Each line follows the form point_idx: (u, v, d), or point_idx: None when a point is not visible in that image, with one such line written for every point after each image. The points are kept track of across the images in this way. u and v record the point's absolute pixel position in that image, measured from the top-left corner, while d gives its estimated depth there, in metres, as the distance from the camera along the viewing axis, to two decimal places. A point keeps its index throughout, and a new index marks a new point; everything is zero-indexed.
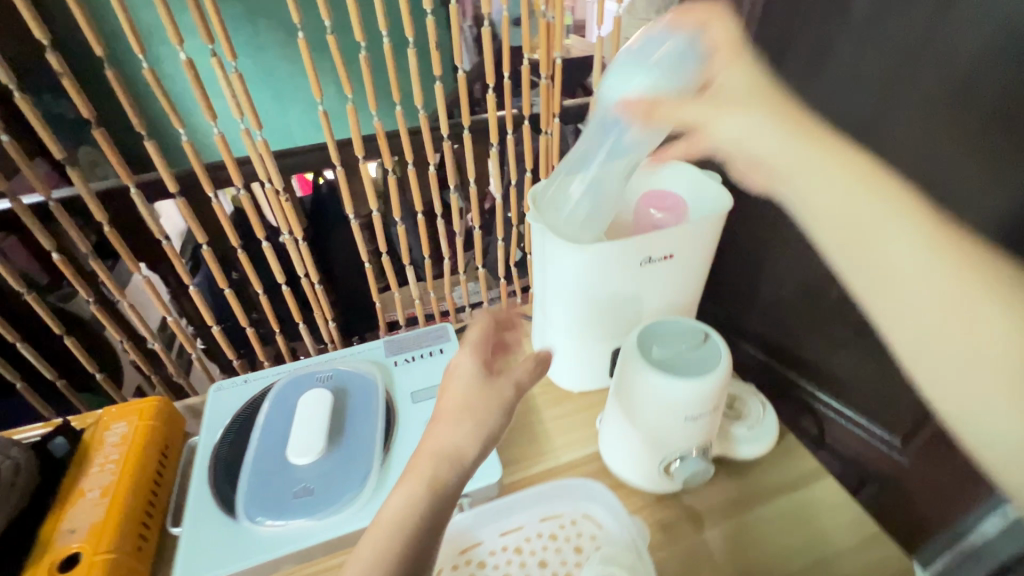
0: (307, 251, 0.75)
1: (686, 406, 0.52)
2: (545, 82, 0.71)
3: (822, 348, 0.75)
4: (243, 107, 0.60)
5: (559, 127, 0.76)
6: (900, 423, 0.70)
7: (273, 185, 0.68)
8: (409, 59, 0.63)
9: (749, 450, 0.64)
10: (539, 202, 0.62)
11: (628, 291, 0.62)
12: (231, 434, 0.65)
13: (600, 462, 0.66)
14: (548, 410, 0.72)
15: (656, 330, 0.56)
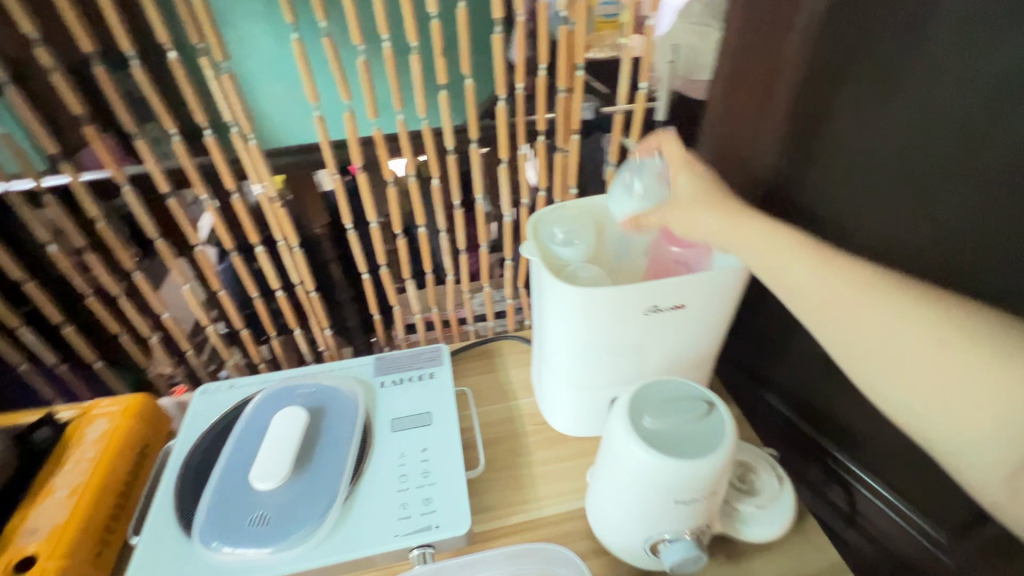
0: (301, 257, 0.74)
1: (676, 490, 0.45)
2: (563, 96, 0.65)
3: (858, 414, 0.65)
4: (236, 110, 0.59)
5: (578, 146, 0.69)
6: (948, 516, 0.60)
7: (266, 191, 0.67)
8: (412, 65, 0.58)
9: (757, 532, 0.56)
10: (538, 234, 0.57)
11: (631, 340, 0.55)
12: (204, 445, 0.63)
13: (585, 522, 0.60)
14: (537, 453, 0.67)
15: (653, 392, 0.49)
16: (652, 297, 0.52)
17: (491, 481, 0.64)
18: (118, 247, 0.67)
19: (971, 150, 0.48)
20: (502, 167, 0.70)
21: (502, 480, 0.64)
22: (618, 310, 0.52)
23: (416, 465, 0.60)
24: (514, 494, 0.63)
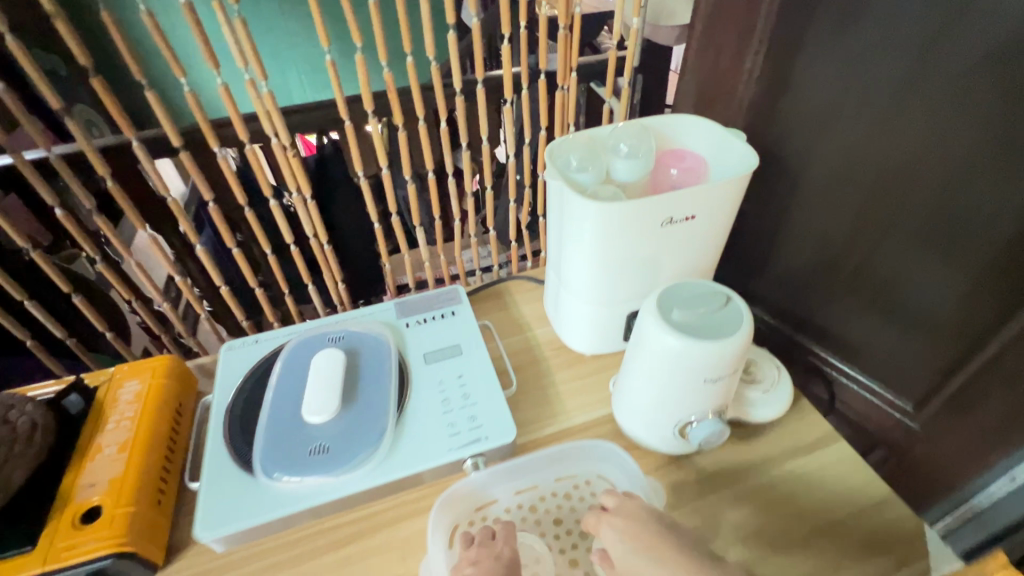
0: (315, 210, 0.74)
1: (704, 369, 0.52)
2: (564, 33, 0.68)
3: (838, 314, 0.73)
4: (248, 57, 0.58)
5: (576, 84, 0.73)
6: (912, 389, 0.70)
7: (280, 141, 0.66)
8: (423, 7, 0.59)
9: (764, 414, 0.64)
10: (558, 162, 0.60)
11: (648, 253, 0.61)
12: (245, 393, 0.65)
13: (613, 424, 0.66)
14: (560, 374, 0.72)
15: (678, 290, 0.55)
16: (667, 211, 0.57)
17: (522, 401, 0.70)
18: (131, 208, 0.68)
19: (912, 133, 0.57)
20: (506, 108, 0.75)
21: (532, 400, 0.70)
22: (638, 224, 0.58)
23: (456, 389, 0.65)
24: (545, 409, 0.69)
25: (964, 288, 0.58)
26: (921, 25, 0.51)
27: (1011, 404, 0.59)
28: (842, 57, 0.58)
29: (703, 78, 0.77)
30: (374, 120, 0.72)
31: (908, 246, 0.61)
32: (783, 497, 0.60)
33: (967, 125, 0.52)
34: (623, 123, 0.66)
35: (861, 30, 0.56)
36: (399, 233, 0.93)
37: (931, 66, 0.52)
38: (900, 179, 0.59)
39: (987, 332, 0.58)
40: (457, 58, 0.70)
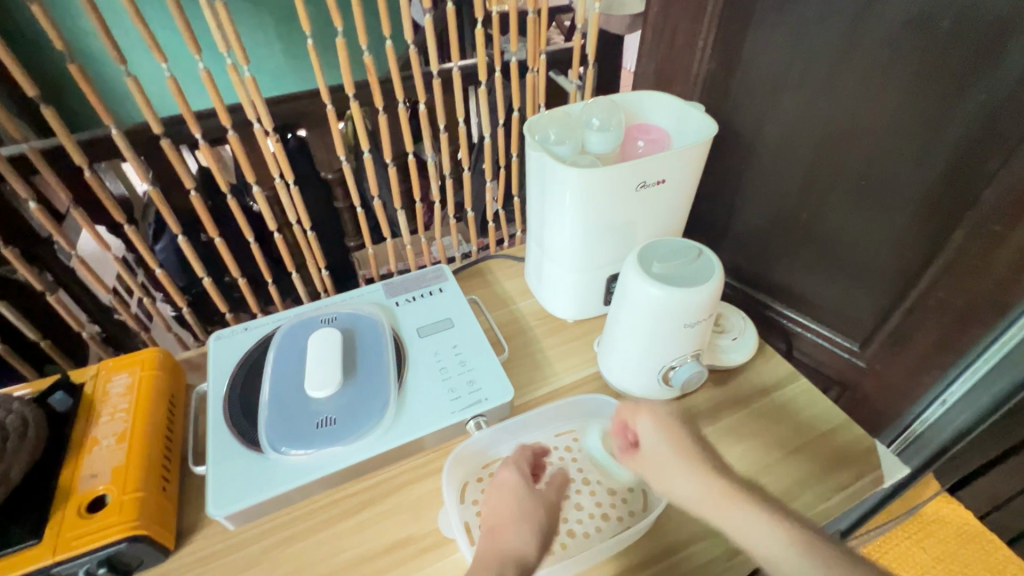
0: (299, 196, 0.75)
1: (685, 314, 0.57)
2: (534, 17, 0.72)
3: (791, 270, 0.81)
4: (231, 42, 0.59)
5: (546, 66, 0.78)
6: (858, 330, 0.79)
7: (262, 126, 0.68)
8: None
9: (734, 358, 0.71)
10: (537, 134, 0.65)
11: (624, 217, 0.66)
12: (242, 378, 0.65)
13: (601, 381, 0.71)
14: (547, 340, 0.77)
15: (656, 248, 0.60)
16: (642, 175, 0.62)
17: (514, 368, 0.73)
18: (109, 198, 0.67)
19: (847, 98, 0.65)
20: (482, 91, 0.78)
21: (523, 366, 0.74)
22: (615, 189, 0.63)
23: (452, 358, 0.68)
24: (536, 373, 0.73)
25: (897, 233, 0.67)
26: (848, 3, 0.59)
27: (939, 330, 0.68)
28: (784, 33, 0.66)
29: (660, 59, 0.83)
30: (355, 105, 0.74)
31: (850, 199, 0.69)
32: (759, 430, 0.66)
33: (893, 88, 0.60)
34: (594, 99, 0.70)
35: (801, 7, 0.63)
36: (365, 225, 0.93)
37: (861, 36, 0.60)
38: (838, 139, 0.67)
39: (919, 269, 0.68)
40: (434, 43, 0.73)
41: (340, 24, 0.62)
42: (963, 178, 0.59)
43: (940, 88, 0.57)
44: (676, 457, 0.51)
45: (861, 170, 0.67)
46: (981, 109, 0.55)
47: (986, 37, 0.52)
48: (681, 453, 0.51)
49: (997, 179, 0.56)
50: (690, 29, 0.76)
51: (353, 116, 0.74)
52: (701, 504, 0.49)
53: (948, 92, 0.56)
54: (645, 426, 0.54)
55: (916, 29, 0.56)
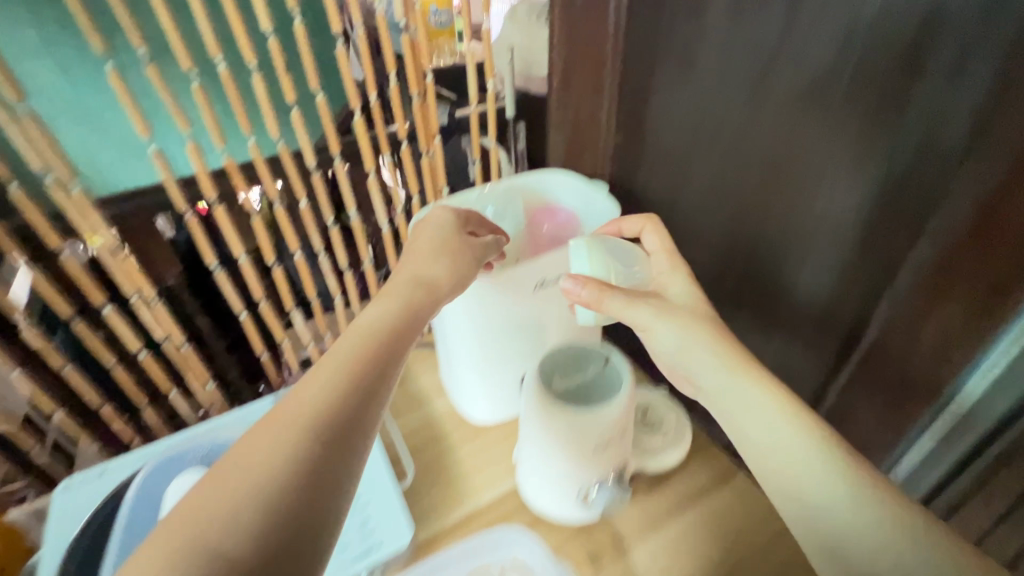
0: (167, 311, 0.65)
1: (594, 438, 0.50)
2: (418, 101, 0.66)
3: (738, 331, 0.75)
4: (50, 157, 0.51)
5: (442, 146, 0.71)
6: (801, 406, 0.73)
7: (106, 241, 0.58)
8: (257, 87, 0.55)
9: (667, 458, 0.64)
10: (423, 232, 0.58)
11: (529, 316, 0.60)
12: (88, 540, 0.56)
13: (520, 497, 0.63)
14: (464, 446, 0.68)
15: (559, 358, 0.54)
16: (539, 273, 0.57)
17: (423, 488, 0.64)
18: None
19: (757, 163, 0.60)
20: (371, 181, 0.70)
21: (433, 484, 0.65)
22: (512, 289, 0.57)
23: None
24: (450, 492, 0.64)
25: (824, 302, 0.62)
26: (743, 76, 0.56)
27: (880, 408, 0.62)
28: (686, 105, 0.63)
29: (571, 129, 0.78)
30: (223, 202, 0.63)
31: (777, 266, 0.65)
32: (702, 543, 0.59)
33: (806, 158, 0.56)
34: (490, 185, 0.65)
35: (698, 78, 0.60)
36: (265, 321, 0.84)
37: (759, 107, 0.57)
38: (754, 206, 0.63)
39: (855, 325, 0.61)
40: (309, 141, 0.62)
41: (185, 126, 0.54)
42: (880, 246, 0.55)
43: (849, 152, 0.53)
44: (675, 320, 0.54)
45: (775, 242, 0.63)
46: (890, 172, 0.51)
47: (883, 103, 0.49)
48: (707, 334, 0.53)
49: (913, 249, 0.52)
50: (594, 101, 0.72)
51: (218, 221, 0.63)
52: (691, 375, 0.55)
53: (858, 153, 0.52)
54: (676, 287, 0.58)
55: (808, 102, 0.53)
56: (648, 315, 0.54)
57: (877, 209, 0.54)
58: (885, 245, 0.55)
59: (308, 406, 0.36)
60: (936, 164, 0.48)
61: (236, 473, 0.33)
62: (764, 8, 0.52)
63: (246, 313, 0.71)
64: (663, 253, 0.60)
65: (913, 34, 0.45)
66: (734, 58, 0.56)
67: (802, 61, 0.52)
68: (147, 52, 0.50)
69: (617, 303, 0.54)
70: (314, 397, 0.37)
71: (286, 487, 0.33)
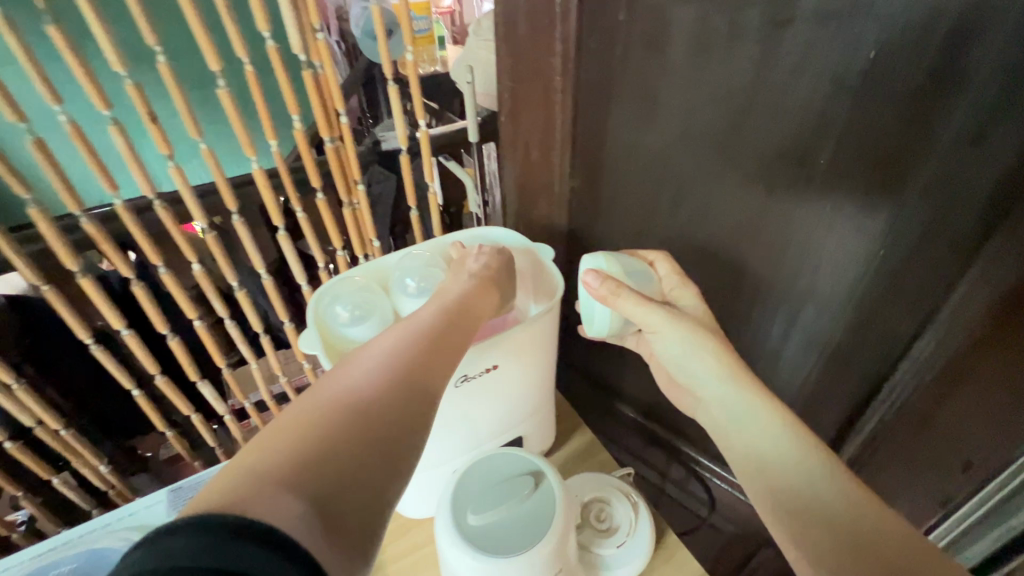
0: (33, 394, 0.54)
1: None
2: (332, 145, 0.56)
3: None
4: None
5: (367, 195, 0.61)
6: None
7: None
8: (119, 138, 0.45)
9: (624, 571, 0.54)
10: (322, 315, 0.48)
11: (455, 412, 0.50)
12: None
13: None
14: (389, 550, 0.58)
15: (483, 474, 0.44)
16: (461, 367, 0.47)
17: None
18: None
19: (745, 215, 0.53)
20: (280, 236, 0.58)
21: None
22: None
23: None
24: None
25: None
26: (715, 118, 0.49)
27: None
28: (646, 153, 0.56)
29: None
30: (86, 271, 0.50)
31: None
32: None
33: (798, 197, 0.49)
34: (414, 249, 0.55)
35: (660, 122, 0.53)
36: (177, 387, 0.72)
37: (734, 158, 0.50)
38: (747, 243, 0.55)
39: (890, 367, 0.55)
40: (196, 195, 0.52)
41: (25, 192, 0.44)
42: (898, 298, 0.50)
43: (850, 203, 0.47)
44: (684, 325, 0.47)
45: (762, 295, 0.58)
46: (903, 222, 0.46)
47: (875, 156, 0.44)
48: (714, 336, 0.47)
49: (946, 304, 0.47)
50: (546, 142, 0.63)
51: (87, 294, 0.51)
52: (696, 386, 0.47)
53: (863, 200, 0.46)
54: (688, 299, 0.51)
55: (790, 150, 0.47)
56: (659, 317, 0.46)
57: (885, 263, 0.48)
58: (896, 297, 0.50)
59: (389, 346, 0.36)
60: (949, 204, 0.43)
61: (325, 395, 0.32)
62: (732, 48, 0.45)
63: (137, 392, 0.60)
64: (677, 277, 0.52)
65: (917, 92, 0.40)
66: (705, 96, 0.48)
67: (780, 102, 0.45)
68: None
69: (628, 304, 0.47)
70: (393, 342, 0.37)
71: (386, 424, 0.31)
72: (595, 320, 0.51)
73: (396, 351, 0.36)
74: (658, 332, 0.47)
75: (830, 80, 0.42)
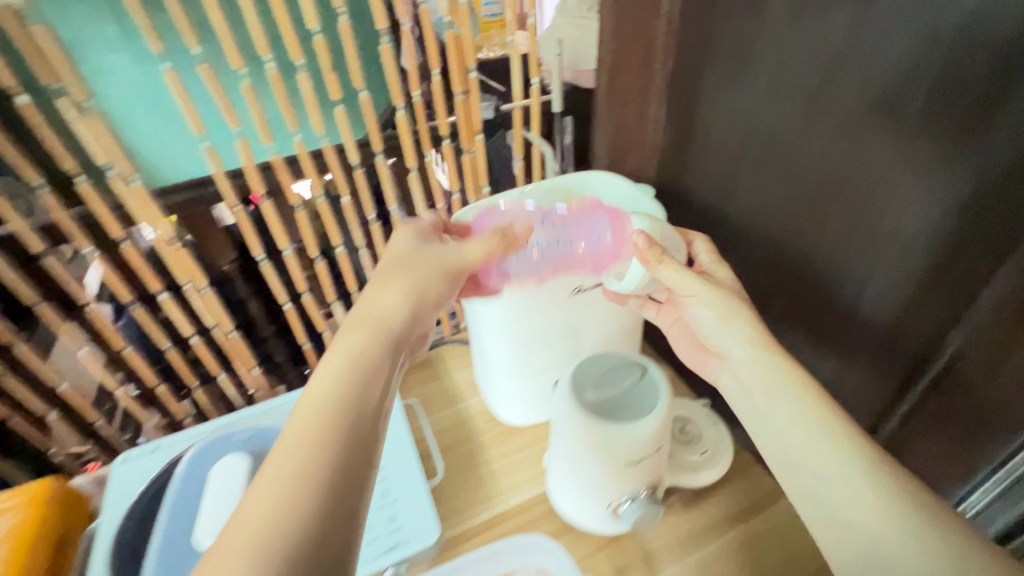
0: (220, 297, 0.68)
1: (627, 451, 0.49)
2: (462, 98, 0.65)
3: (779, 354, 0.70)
4: (110, 152, 0.54)
5: (483, 144, 0.70)
6: None
7: (164, 233, 0.61)
8: (303, 85, 0.56)
9: (704, 477, 0.60)
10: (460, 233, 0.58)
11: (565, 321, 0.60)
12: (139, 511, 0.60)
13: (548, 503, 0.62)
14: (494, 449, 0.67)
15: (590, 368, 0.54)
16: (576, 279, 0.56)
17: (454, 487, 0.64)
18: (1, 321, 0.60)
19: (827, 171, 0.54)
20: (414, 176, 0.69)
21: (464, 484, 0.65)
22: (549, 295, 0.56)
23: None
24: (478, 493, 0.64)
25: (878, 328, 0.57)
26: (803, 76, 0.52)
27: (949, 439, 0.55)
28: (737, 108, 0.60)
29: (617, 127, 0.75)
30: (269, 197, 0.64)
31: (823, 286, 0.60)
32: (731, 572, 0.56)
33: (867, 168, 0.51)
34: (530, 185, 0.63)
35: (753, 80, 0.57)
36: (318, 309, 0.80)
37: (816, 114, 0.52)
38: (807, 217, 0.58)
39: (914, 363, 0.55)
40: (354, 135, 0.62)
41: (235, 125, 0.56)
42: (948, 275, 0.48)
43: (916, 169, 0.47)
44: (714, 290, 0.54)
45: (829, 258, 0.58)
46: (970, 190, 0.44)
47: (946, 122, 0.44)
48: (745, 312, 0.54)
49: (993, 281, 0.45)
50: (643, 99, 0.69)
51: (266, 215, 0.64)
52: (724, 350, 0.55)
53: (930, 167, 0.46)
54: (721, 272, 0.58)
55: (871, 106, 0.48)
56: (698, 282, 0.54)
57: (941, 236, 0.48)
58: (946, 273, 0.49)
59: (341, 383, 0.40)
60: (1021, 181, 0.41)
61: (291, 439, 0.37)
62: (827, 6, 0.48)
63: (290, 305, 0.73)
64: (716, 260, 0.60)
65: (987, 81, 0.40)
66: (797, 52, 0.52)
67: (868, 60, 0.47)
68: (200, 52, 0.51)
69: (666, 270, 0.53)
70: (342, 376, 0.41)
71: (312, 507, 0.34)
72: (624, 275, 0.55)
73: (357, 379, 0.40)
74: (694, 295, 0.55)
75: (915, 38, 0.43)
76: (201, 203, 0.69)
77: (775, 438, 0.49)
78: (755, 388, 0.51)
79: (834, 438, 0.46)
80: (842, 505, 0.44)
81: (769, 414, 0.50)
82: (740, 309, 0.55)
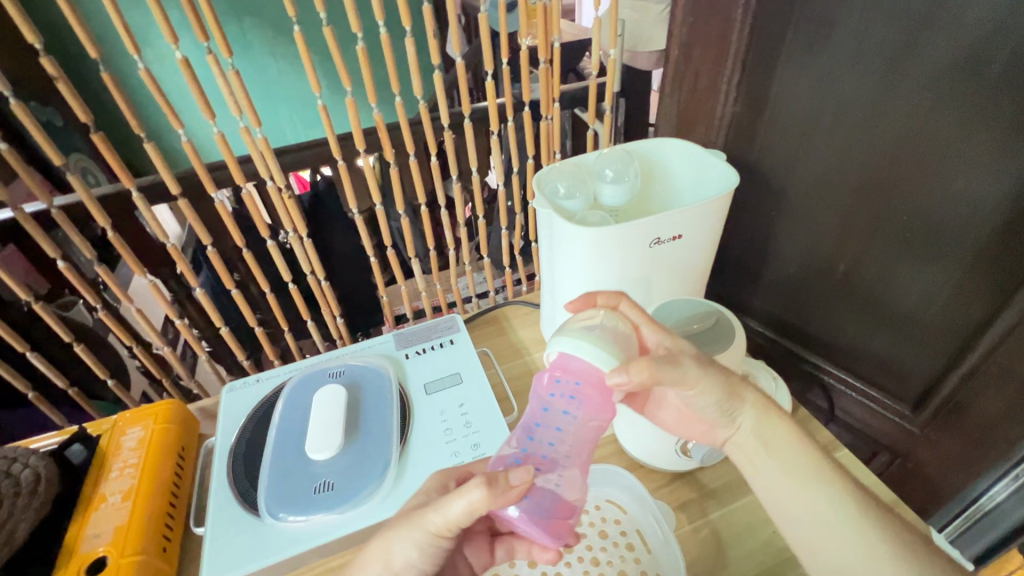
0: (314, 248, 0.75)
1: None
2: (545, 66, 0.70)
3: (839, 320, 0.72)
4: (242, 105, 0.60)
5: (560, 112, 0.75)
6: (909, 392, 0.69)
7: (276, 183, 0.68)
8: (410, 49, 0.61)
9: None
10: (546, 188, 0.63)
11: (639, 274, 0.64)
12: (249, 432, 0.67)
13: (616, 444, 0.67)
14: None
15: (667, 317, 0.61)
16: (655, 232, 0.60)
17: None
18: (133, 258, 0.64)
19: (907, 137, 0.56)
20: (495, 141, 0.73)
21: None
22: (629, 247, 0.60)
23: (457, 419, 0.67)
24: None
25: (952, 290, 0.59)
26: (884, 45, 0.54)
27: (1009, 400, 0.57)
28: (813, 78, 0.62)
29: (684, 98, 0.78)
30: (366, 155, 0.70)
31: (893, 250, 0.62)
32: None
33: (941, 142, 0.54)
34: (608, 148, 0.67)
35: (831, 46, 0.58)
36: (397, 265, 0.85)
37: (899, 80, 0.55)
38: (874, 192, 0.61)
39: (972, 334, 0.59)
40: (444, 96, 0.67)
41: (348, 84, 0.60)
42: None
43: (1003, 133, 0.49)
44: (708, 376, 0.49)
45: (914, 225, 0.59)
46: None
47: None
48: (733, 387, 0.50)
49: None
50: (715, 71, 0.71)
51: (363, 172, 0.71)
52: (731, 420, 0.51)
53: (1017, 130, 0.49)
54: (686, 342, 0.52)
55: (959, 72, 0.50)
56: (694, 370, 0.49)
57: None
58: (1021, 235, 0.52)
59: None
60: None
61: None
62: None
63: (373, 257, 0.81)
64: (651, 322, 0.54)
65: None
66: (882, 21, 0.53)
67: (956, 26, 0.49)
68: (327, 17, 0.55)
69: (663, 373, 0.48)
70: None
71: None
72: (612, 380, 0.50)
73: None
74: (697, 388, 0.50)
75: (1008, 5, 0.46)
76: (304, 162, 0.75)
77: (769, 491, 0.50)
78: (754, 449, 0.50)
79: (813, 479, 0.47)
80: (831, 549, 0.46)
81: (760, 466, 0.50)
82: (731, 381, 0.51)
